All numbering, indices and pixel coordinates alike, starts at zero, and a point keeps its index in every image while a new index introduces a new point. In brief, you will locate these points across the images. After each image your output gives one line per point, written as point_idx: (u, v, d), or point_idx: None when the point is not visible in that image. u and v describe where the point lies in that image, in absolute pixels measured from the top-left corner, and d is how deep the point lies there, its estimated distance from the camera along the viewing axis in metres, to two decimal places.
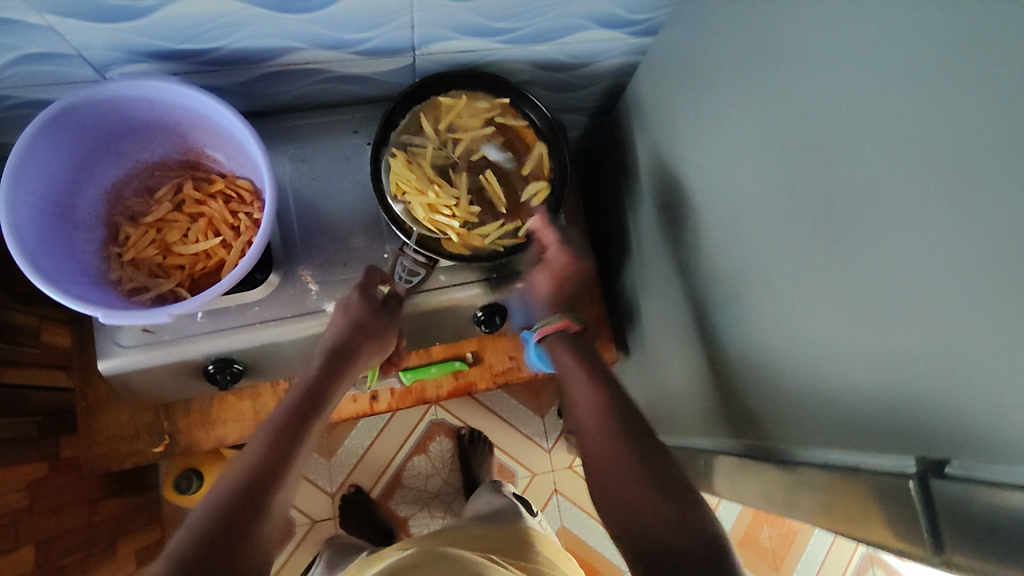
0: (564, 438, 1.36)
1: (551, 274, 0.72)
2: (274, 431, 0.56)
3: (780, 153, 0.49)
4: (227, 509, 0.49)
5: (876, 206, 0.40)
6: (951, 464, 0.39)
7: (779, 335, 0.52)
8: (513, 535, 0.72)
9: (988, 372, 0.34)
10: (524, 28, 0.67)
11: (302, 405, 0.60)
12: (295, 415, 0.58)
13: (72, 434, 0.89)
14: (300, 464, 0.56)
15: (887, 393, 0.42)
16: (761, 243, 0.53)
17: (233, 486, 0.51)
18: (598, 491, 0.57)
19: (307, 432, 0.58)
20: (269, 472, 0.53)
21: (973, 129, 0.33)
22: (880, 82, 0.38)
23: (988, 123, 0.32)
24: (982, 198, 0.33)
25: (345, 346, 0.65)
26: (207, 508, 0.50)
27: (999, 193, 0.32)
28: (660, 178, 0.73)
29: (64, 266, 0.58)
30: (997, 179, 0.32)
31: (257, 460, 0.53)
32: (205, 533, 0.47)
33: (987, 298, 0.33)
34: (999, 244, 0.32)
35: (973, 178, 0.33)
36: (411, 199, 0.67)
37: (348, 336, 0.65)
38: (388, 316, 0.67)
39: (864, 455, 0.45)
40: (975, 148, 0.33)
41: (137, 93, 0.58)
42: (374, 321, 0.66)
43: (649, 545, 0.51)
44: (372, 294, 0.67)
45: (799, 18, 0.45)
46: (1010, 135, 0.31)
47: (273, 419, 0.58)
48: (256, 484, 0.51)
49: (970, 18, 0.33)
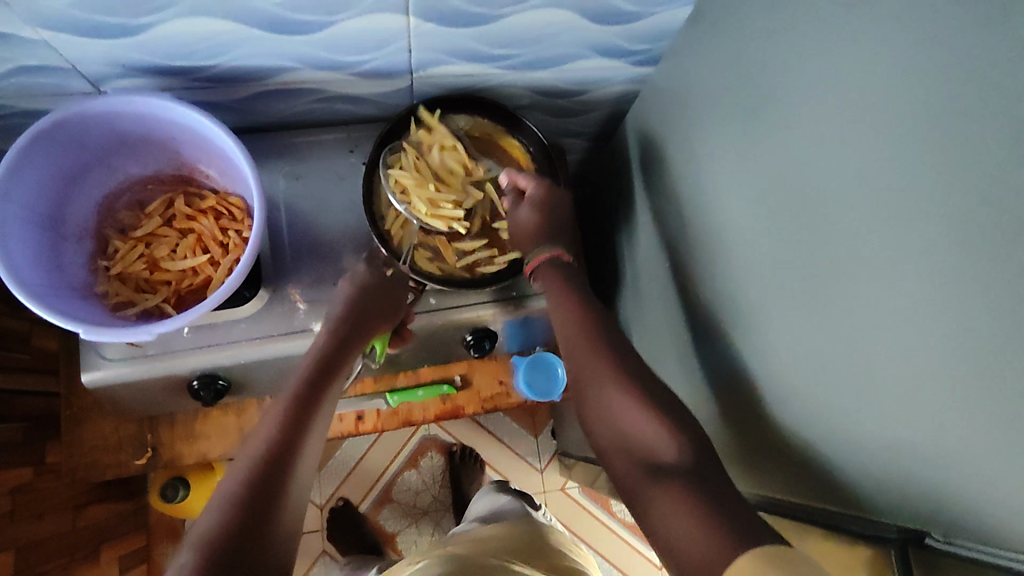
0: (556, 459, 1.35)
1: (531, 204, 0.67)
2: (287, 408, 0.55)
3: (773, 197, 0.48)
4: (252, 493, 0.47)
5: (865, 263, 0.39)
6: (930, 536, 0.38)
7: (767, 380, 0.51)
8: (525, 529, 0.70)
9: (974, 444, 0.33)
10: (523, 55, 0.66)
11: (314, 377, 0.58)
12: (303, 395, 0.57)
13: (59, 439, 0.89)
14: (315, 437, 0.55)
15: (871, 452, 0.41)
16: (752, 286, 0.52)
17: (252, 471, 0.49)
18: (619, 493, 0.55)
19: (316, 410, 0.56)
20: (286, 453, 0.51)
21: (965, 195, 0.32)
22: (873, 137, 0.38)
23: (980, 191, 0.31)
24: (973, 267, 0.32)
25: (356, 316, 0.64)
26: (232, 485, 0.48)
27: (990, 264, 0.31)
28: (657, 210, 0.72)
29: (49, 279, 0.58)
30: (987, 250, 0.31)
31: (275, 437, 0.52)
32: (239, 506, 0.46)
33: (973, 369, 0.32)
34: (988, 316, 0.31)
35: (964, 246, 0.32)
36: (412, 193, 0.66)
37: (358, 306, 0.64)
38: (395, 287, 0.67)
39: (845, 513, 0.45)
40: (968, 216, 0.32)
41: (131, 108, 0.58)
42: (383, 292, 0.66)
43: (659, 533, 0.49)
44: (378, 266, 0.68)
45: (797, 64, 0.44)
46: (1003, 205, 0.30)
47: (284, 395, 0.56)
48: (276, 467, 0.50)
49: (966, 82, 0.32)
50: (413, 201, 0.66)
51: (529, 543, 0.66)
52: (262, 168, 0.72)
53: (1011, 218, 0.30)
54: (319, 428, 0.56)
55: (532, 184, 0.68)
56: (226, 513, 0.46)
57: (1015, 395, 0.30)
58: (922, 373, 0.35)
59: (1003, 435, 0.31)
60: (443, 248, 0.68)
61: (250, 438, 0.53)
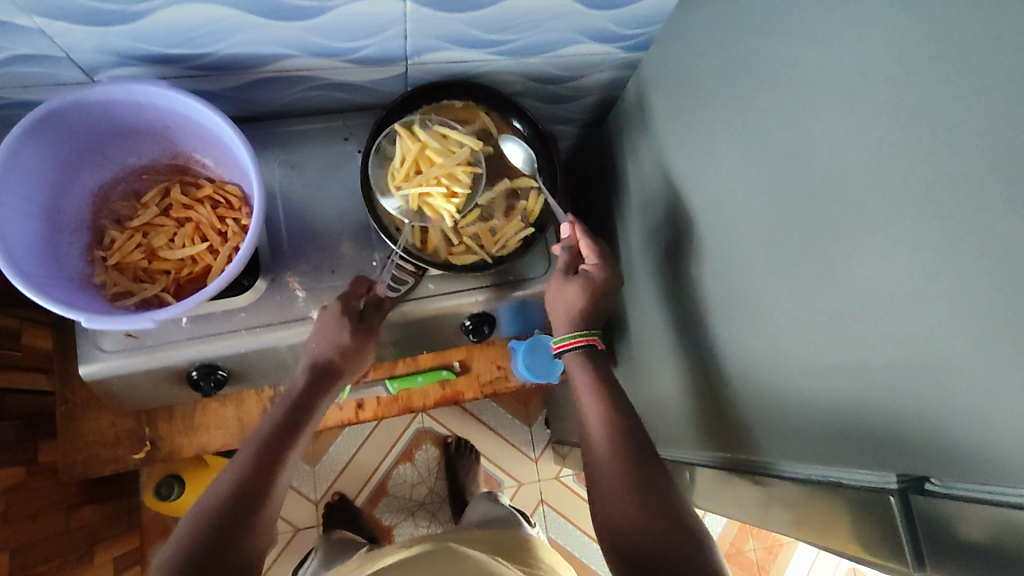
0: (551, 447, 1.37)
1: (585, 285, 0.67)
2: (259, 445, 0.59)
3: (769, 171, 0.50)
4: (209, 530, 0.52)
5: (867, 223, 0.40)
6: (931, 481, 0.40)
7: (763, 349, 0.53)
8: (513, 539, 0.69)
9: (973, 390, 0.35)
10: (517, 40, 0.67)
11: (289, 416, 0.62)
12: (279, 431, 0.60)
13: (51, 439, 0.87)
14: (285, 473, 0.59)
15: (871, 407, 0.42)
16: (748, 258, 0.54)
17: (214, 508, 0.54)
18: (602, 509, 0.57)
19: (289, 446, 0.60)
20: (250, 490, 0.55)
21: (968, 150, 0.33)
22: (870, 99, 0.40)
23: (981, 145, 0.33)
24: (977, 216, 0.33)
25: (335, 363, 0.65)
26: (191, 528, 0.53)
27: (990, 214, 0.33)
28: (648, 193, 0.73)
29: (47, 270, 0.57)
30: (988, 202, 0.33)
31: (238, 477, 0.56)
32: (196, 544, 0.51)
33: (975, 318, 0.34)
34: (992, 262, 0.33)
35: (966, 197, 0.34)
36: (409, 186, 0.66)
37: (326, 353, 0.64)
38: (365, 331, 0.65)
39: (845, 470, 0.46)
40: (970, 169, 0.33)
41: (126, 96, 0.58)
42: (357, 346, 0.65)
43: (639, 549, 0.53)
44: (351, 307, 0.65)
45: (791, 42, 0.46)
46: (1006, 156, 0.32)
47: (259, 431, 0.61)
48: (237, 504, 0.54)
49: (960, 47, 0.34)
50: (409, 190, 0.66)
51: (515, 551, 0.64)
52: (259, 156, 0.72)
53: (1018, 168, 0.31)
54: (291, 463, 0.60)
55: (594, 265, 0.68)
56: (183, 547, 0.51)
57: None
58: (926, 323, 0.37)
59: (1007, 380, 0.32)
60: (483, 238, 0.70)
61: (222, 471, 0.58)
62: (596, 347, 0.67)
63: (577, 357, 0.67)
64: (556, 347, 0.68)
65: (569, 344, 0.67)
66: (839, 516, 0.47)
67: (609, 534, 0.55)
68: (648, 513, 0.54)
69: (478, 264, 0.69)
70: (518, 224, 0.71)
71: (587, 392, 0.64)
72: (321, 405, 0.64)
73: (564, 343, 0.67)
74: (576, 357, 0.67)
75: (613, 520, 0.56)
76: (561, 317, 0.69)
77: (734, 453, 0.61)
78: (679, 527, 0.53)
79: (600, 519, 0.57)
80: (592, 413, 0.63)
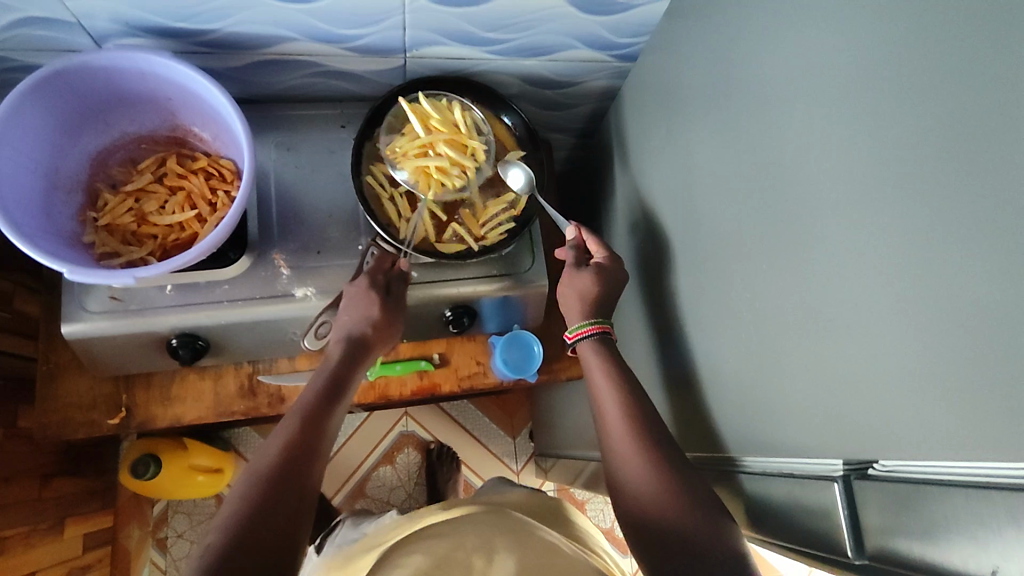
0: (533, 461, 1.36)
1: (594, 271, 0.69)
2: (302, 414, 0.61)
3: (745, 168, 0.51)
4: (266, 489, 0.54)
5: (833, 213, 0.41)
6: (873, 466, 0.41)
7: (732, 344, 0.54)
8: (549, 506, 0.73)
9: (925, 374, 0.35)
10: (513, 40, 0.70)
11: (326, 388, 0.64)
12: (317, 400, 0.62)
13: (31, 405, 0.88)
14: (328, 441, 0.61)
15: (828, 399, 0.43)
16: (724, 255, 0.55)
17: (268, 470, 0.55)
18: (622, 497, 0.57)
19: (327, 415, 0.62)
20: (300, 454, 0.57)
21: (931, 133, 0.34)
22: (839, 92, 0.41)
23: (941, 129, 0.34)
24: (935, 198, 0.34)
25: (366, 340, 0.67)
26: (248, 488, 0.54)
27: (942, 199, 0.34)
28: (633, 196, 0.75)
29: (38, 224, 0.59)
30: (941, 187, 0.34)
31: (287, 442, 0.58)
32: (253, 510, 0.52)
33: (929, 302, 0.35)
34: (945, 243, 0.34)
35: (924, 181, 0.35)
36: (406, 161, 0.68)
37: (356, 329, 0.67)
38: (394, 306, 0.68)
39: (796, 460, 0.47)
40: (933, 152, 0.34)
41: (129, 64, 0.60)
42: (386, 321, 0.68)
43: (661, 535, 0.53)
44: (378, 281, 0.68)
45: (765, 44, 0.48)
46: (962, 139, 0.33)
47: (300, 400, 0.62)
48: (288, 467, 0.56)
49: (922, 43, 0.35)
50: (406, 165, 0.68)
51: (550, 518, 0.69)
52: (255, 136, 0.75)
53: (969, 153, 0.32)
54: (332, 432, 0.62)
55: (602, 253, 0.71)
56: (245, 504, 0.52)
57: (976, 317, 0.32)
58: (882, 309, 0.38)
59: (961, 358, 0.33)
60: (467, 222, 0.71)
61: (265, 439, 0.59)
62: (608, 334, 0.68)
63: (592, 342, 0.67)
64: (572, 336, 0.69)
65: (585, 331, 0.68)
66: (795, 508, 0.48)
67: (636, 519, 0.55)
68: (671, 497, 0.54)
69: (461, 252, 0.70)
70: (500, 215, 0.72)
71: (602, 375, 0.64)
72: (355, 378, 0.66)
73: (579, 332, 0.68)
74: (592, 342, 0.67)
75: (634, 507, 0.56)
76: (574, 306, 0.69)
77: (701, 452, 0.62)
78: (699, 507, 0.53)
79: (621, 506, 0.57)
80: (602, 399, 0.63)
